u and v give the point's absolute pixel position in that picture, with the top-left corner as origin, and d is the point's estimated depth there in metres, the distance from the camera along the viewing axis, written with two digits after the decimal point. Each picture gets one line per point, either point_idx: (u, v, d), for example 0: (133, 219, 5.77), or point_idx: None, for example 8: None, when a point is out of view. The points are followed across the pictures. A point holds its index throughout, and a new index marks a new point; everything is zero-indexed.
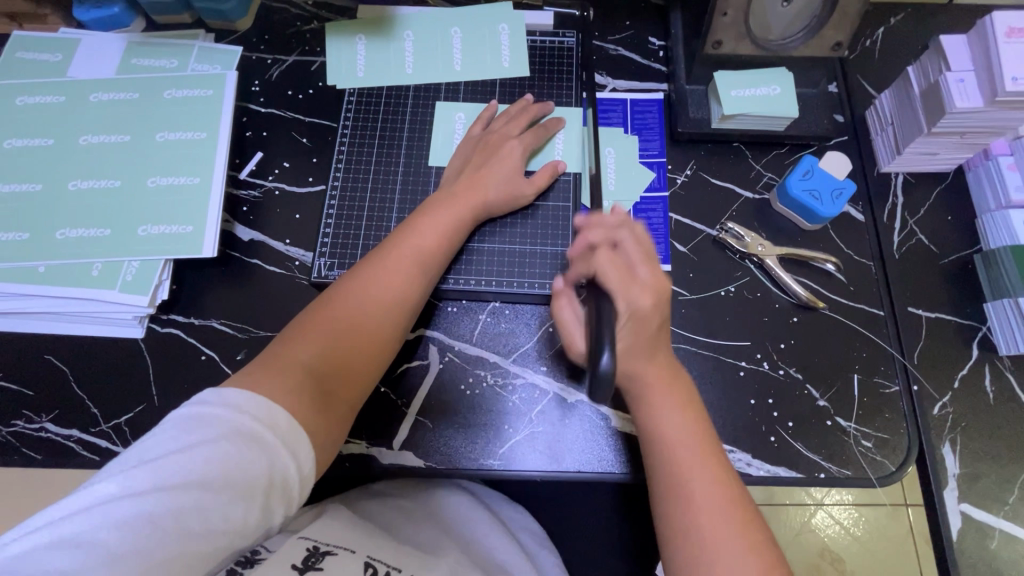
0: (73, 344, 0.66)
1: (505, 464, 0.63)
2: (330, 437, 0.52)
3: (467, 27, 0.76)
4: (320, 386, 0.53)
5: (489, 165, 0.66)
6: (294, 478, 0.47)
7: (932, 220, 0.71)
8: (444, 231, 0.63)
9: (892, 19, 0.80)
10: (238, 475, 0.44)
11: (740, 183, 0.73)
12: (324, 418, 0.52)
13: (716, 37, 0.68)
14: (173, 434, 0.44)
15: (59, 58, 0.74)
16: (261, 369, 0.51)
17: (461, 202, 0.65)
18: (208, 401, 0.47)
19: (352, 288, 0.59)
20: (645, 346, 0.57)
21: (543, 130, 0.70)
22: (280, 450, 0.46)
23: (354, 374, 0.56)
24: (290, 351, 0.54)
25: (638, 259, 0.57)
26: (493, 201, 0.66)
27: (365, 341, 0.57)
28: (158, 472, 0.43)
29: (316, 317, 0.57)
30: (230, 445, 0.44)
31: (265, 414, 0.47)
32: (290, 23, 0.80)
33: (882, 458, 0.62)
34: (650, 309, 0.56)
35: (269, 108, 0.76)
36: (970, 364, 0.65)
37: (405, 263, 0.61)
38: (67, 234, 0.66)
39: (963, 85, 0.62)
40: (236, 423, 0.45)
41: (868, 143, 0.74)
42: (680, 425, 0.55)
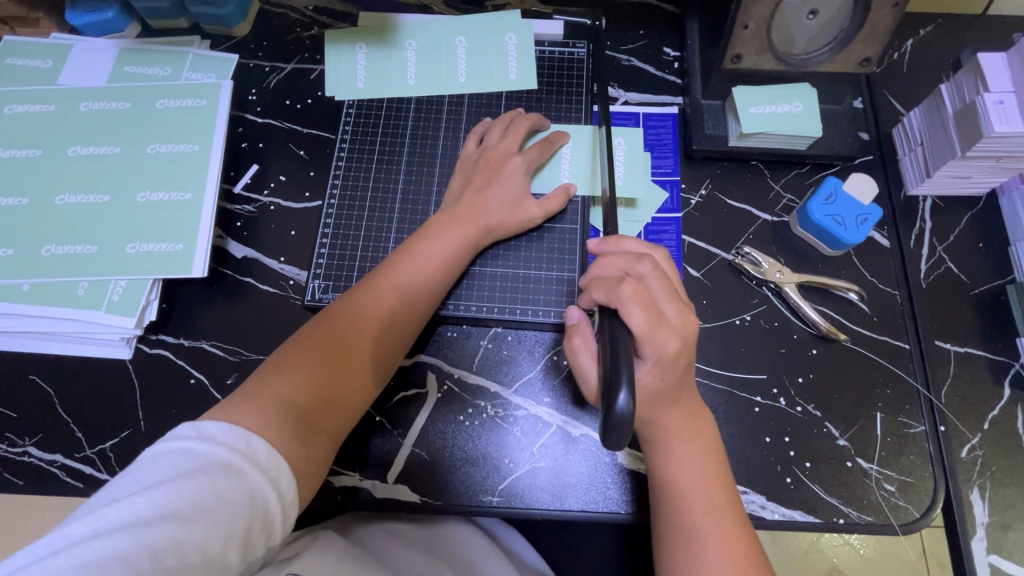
0: (58, 365, 0.64)
1: (505, 500, 0.59)
2: (313, 469, 0.51)
3: (472, 36, 0.73)
4: (303, 417, 0.51)
5: (491, 188, 0.64)
6: (276, 509, 0.45)
7: (963, 247, 0.67)
8: (442, 254, 0.61)
9: (922, 30, 0.76)
10: (218, 507, 0.41)
11: (757, 204, 0.69)
12: (305, 451, 0.50)
13: (735, 51, 0.64)
14: (146, 470, 0.42)
15: (49, 65, 0.71)
16: (244, 398, 0.50)
17: (463, 225, 0.62)
18: (183, 433, 0.45)
19: (341, 314, 0.57)
20: (670, 393, 0.52)
21: (547, 144, 0.67)
22: (261, 479, 0.45)
23: (340, 404, 0.54)
24: (275, 379, 0.52)
25: (666, 294, 0.51)
26: (494, 224, 0.63)
27: (353, 369, 0.55)
28: (131, 508, 0.40)
29: (304, 342, 0.55)
30: (208, 475, 0.42)
31: (245, 445, 0.45)
32: (289, 29, 0.77)
33: (906, 503, 0.58)
34: (678, 353, 0.50)
35: (266, 118, 0.73)
36: (1001, 403, 0.61)
37: (399, 287, 0.58)
38: (53, 250, 0.63)
39: (1002, 106, 0.58)
40: (215, 455, 0.44)
41: (895, 163, 0.70)
42: (697, 474, 0.52)
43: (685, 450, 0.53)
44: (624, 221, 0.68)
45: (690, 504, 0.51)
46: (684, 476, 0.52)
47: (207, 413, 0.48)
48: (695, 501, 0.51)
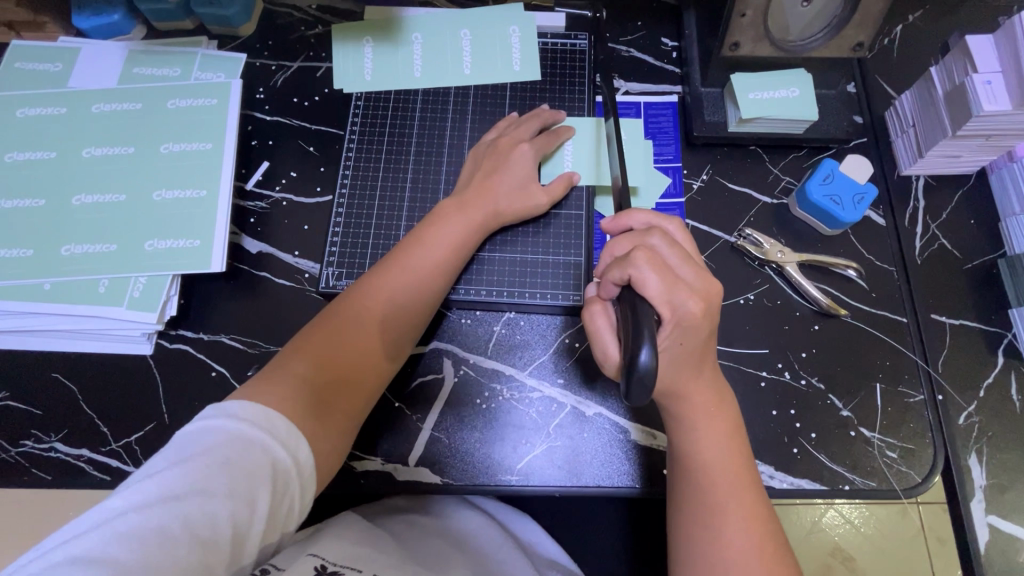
0: (81, 362, 0.65)
1: (524, 479, 0.61)
2: (331, 449, 0.52)
3: (476, 28, 0.75)
4: (319, 395, 0.52)
5: (500, 174, 0.65)
6: (296, 482, 0.47)
7: (955, 224, 0.69)
8: (451, 241, 0.62)
9: (910, 16, 0.78)
10: (241, 480, 0.43)
11: (757, 187, 0.71)
12: (325, 433, 0.51)
13: (733, 39, 0.66)
14: (174, 447, 0.44)
15: (59, 68, 0.72)
16: (264, 380, 0.51)
17: (470, 211, 0.64)
18: (207, 413, 0.46)
19: (352, 299, 0.58)
20: (691, 360, 0.53)
21: (554, 137, 0.69)
22: (282, 454, 0.46)
23: (354, 384, 0.56)
24: (290, 360, 0.54)
25: (680, 259, 0.52)
26: (502, 209, 0.65)
27: (365, 351, 0.56)
28: (161, 483, 0.41)
29: (320, 327, 0.56)
30: (233, 452, 0.44)
31: (264, 420, 0.47)
32: (294, 28, 0.78)
33: (907, 469, 0.61)
34: (702, 316, 0.51)
35: (275, 115, 0.75)
36: (995, 371, 0.64)
37: (407, 271, 0.60)
38: (72, 250, 0.65)
39: (990, 86, 0.61)
40: (236, 432, 0.45)
41: (888, 145, 0.72)
42: (714, 438, 0.54)
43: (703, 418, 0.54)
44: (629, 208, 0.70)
45: (713, 477, 0.52)
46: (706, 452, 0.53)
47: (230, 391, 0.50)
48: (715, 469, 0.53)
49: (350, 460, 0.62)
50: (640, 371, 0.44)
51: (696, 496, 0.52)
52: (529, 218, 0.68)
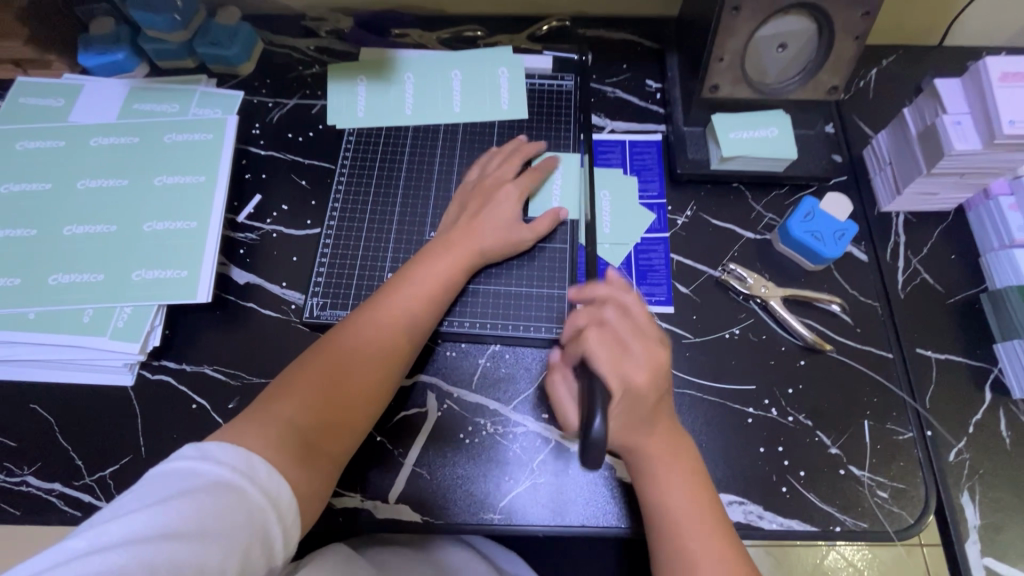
0: (60, 392, 0.64)
1: (506, 517, 0.60)
2: (316, 489, 0.51)
3: (466, 70, 0.78)
4: (303, 438, 0.52)
5: (485, 212, 0.67)
6: (275, 529, 0.45)
7: (936, 260, 0.70)
8: (438, 280, 0.63)
9: (884, 61, 0.82)
10: (213, 525, 0.41)
11: (740, 224, 0.72)
12: (309, 474, 0.51)
13: (712, 81, 0.68)
14: (150, 488, 0.43)
15: (61, 103, 0.75)
16: (247, 423, 0.51)
17: (458, 251, 0.64)
18: (187, 453, 0.45)
19: (339, 340, 0.58)
20: (643, 422, 0.55)
21: (538, 171, 0.70)
22: (259, 499, 0.45)
23: (341, 426, 0.55)
24: (275, 403, 0.53)
25: (632, 334, 0.57)
26: (489, 247, 0.66)
27: (353, 393, 0.56)
28: (128, 524, 0.40)
29: (306, 368, 0.56)
30: (208, 495, 0.43)
31: (244, 464, 0.46)
32: (292, 67, 0.82)
33: (899, 509, 0.59)
34: (649, 386, 0.55)
35: (269, 150, 0.77)
36: (983, 408, 0.64)
37: (396, 312, 0.60)
38: (60, 279, 0.65)
39: (960, 127, 0.62)
40: (214, 476, 0.44)
41: (868, 184, 0.74)
42: (681, 493, 0.54)
43: (673, 476, 0.54)
44: (613, 243, 0.71)
45: (685, 532, 0.52)
46: (681, 517, 0.52)
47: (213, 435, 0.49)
48: (692, 531, 0.52)
49: (329, 497, 0.61)
50: (593, 437, 0.46)
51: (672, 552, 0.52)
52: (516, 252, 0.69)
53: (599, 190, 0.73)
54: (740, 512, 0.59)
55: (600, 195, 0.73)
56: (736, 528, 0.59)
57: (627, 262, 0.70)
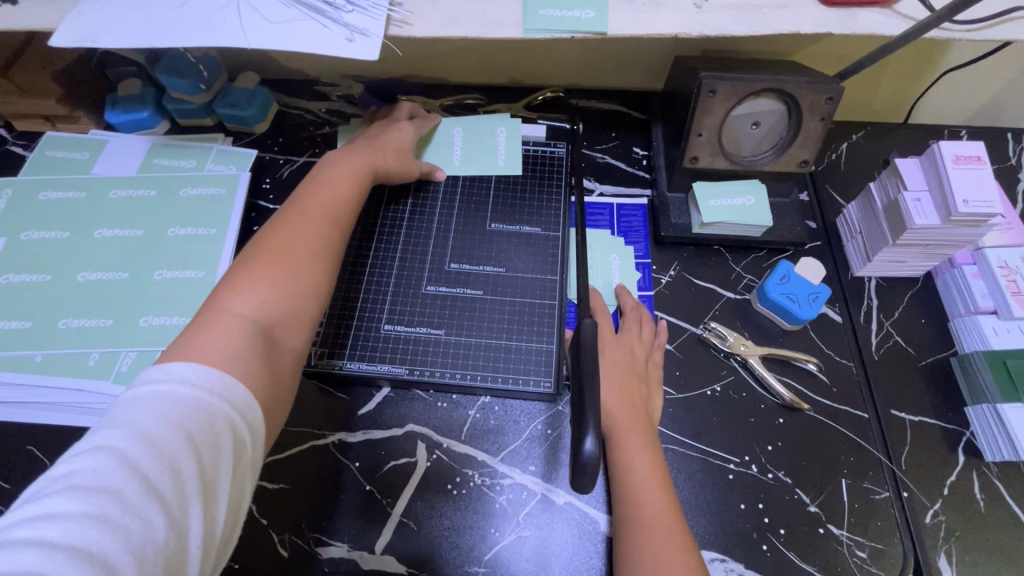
0: (55, 435, 0.65)
1: (490, 571, 0.60)
2: (278, 394, 0.51)
3: (467, 128, 0.84)
4: (263, 335, 0.51)
5: (388, 133, 0.75)
6: (255, 443, 0.46)
7: (907, 323, 0.74)
8: (367, 164, 0.69)
9: (853, 136, 0.89)
10: (202, 445, 0.41)
11: (721, 284, 0.76)
12: (271, 361, 0.50)
13: (692, 153, 0.74)
14: (127, 415, 0.41)
15: (85, 156, 0.80)
16: (191, 339, 0.48)
17: (371, 147, 0.71)
18: (158, 376, 0.44)
19: (276, 244, 0.57)
20: (626, 389, 0.64)
21: (426, 119, 0.81)
22: (239, 417, 0.45)
23: (302, 299, 0.55)
24: (220, 313, 0.50)
25: (645, 324, 0.70)
26: (403, 160, 0.75)
27: (304, 283, 0.56)
28: (118, 453, 0.39)
29: (250, 275, 0.54)
30: (189, 417, 0.42)
31: (223, 377, 0.45)
32: (304, 127, 0.88)
33: (878, 570, 0.60)
34: (642, 364, 0.67)
35: (278, 204, 0.81)
36: (958, 469, 0.66)
37: (325, 193, 0.64)
38: (69, 323, 0.68)
39: (919, 204, 0.67)
40: (192, 396, 0.43)
41: (840, 249, 0.79)
42: (638, 457, 0.59)
43: (634, 441, 0.60)
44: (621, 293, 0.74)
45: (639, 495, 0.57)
46: (637, 476, 0.58)
47: (160, 357, 0.46)
48: (643, 492, 0.57)
49: (316, 546, 0.62)
50: (585, 458, 0.46)
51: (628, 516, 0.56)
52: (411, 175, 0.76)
53: (607, 255, 0.77)
54: (722, 570, 0.60)
55: (608, 259, 0.76)
56: None
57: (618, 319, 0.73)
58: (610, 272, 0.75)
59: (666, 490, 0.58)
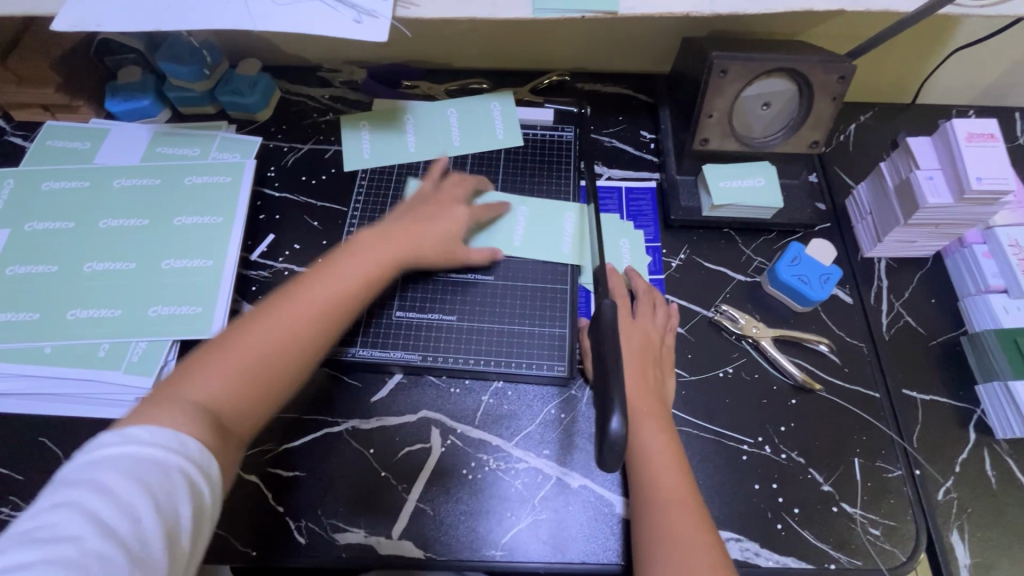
0: (69, 426, 0.65)
1: (508, 554, 0.61)
2: (229, 468, 0.48)
3: (461, 108, 0.84)
4: (220, 417, 0.48)
5: (434, 220, 0.69)
6: (214, 500, 0.44)
7: (917, 303, 0.74)
8: (379, 286, 0.62)
9: (861, 117, 0.89)
10: (160, 499, 0.40)
11: (732, 267, 0.76)
12: (226, 442, 0.47)
13: (702, 135, 0.73)
14: (76, 478, 0.40)
15: (87, 146, 0.79)
16: (162, 396, 0.47)
17: (399, 248, 0.65)
18: (107, 440, 0.42)
19: (266, 309, 0.55)
20: (640, 370, 0.64)
21: (491, 210, 0.74)
22: (199, 470, 0.44)
23: (266, 394, 0.51)
24: (197, 373, 0.50)
25: (655, 304, 0.70)
26: (433, 254, 0.68)
27: (274, 366, 0.52)
28: (72, 515, 0.38)
29: (235, 337, 0.52)
30: (144, 471, 0.41)
31: (176, 446, 0.43)
32: (307, 114, 0.87)
33: (891, 547, 0.61)
34: (655, 345, 0.67)
35: (284, 192, 0.80)
36: (969, 447, 0.66)
37: (336, 281, 0.59)
38: (77, 314, 0.67)
39: (932, 181, 0.66)
40: (145, 453, 0.42)
41: (850, 230, 0.79)
42: (654, 439, 0.59)
43: (650, 423, 0.60)
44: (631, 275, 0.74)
45: (655, 475, 0.57)
46: (653, 456, 0.58)
47: (137, 407, 0.46)
48: (659, 469, 0.57)
49: (333, 532, 0.62)
50: (614, 438, 0.48)
51: (645, 496, 0.56)
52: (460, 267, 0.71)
53: (616, 240, 0.76)
54: (737, 550, 0.61)
55: (618, 244, 0.76)
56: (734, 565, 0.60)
57: None
58: (620, 258, 0.75)
59: (681, 468, 0.58)
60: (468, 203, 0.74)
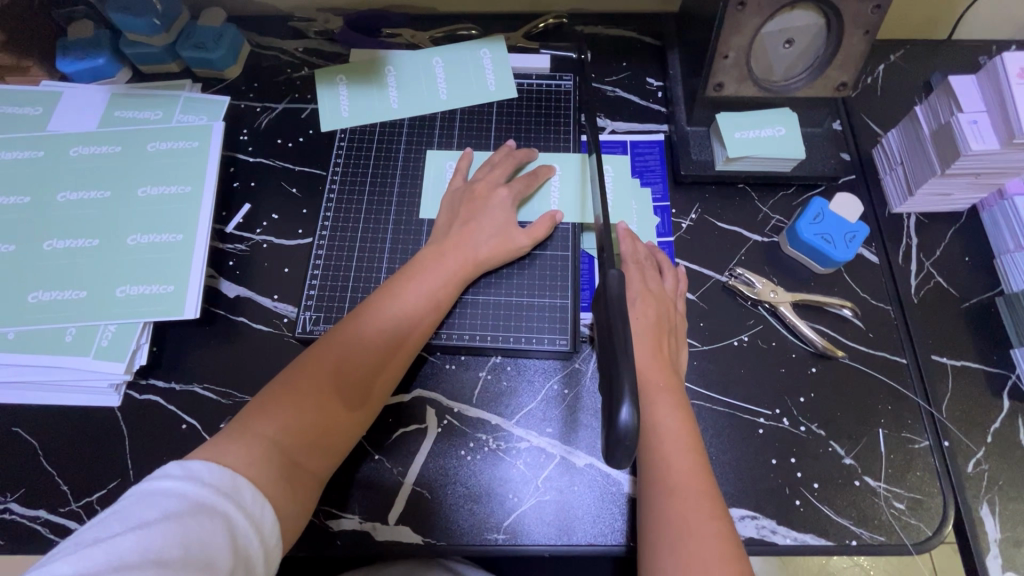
0: (43, 414, 0.62)
1: (510, 537, 0.58)
2: (296, 510, 0.49)
3: (448, 58, 0.76)
4: (290, 457, 0.50)
5: (478, 221, 0.64)
6: (257, 555, 0.43)
7: (949, 262, 0.68)
8: (426, 296, 0.59)
9: (892, 56, 0.80)
10: (195, 553, 0.39)
11: (747, 226, 0.70)
12: (290, 489, 0.48)
13: (717, 79, 0.66)
14: (134, 509, 0.40)
15: (39, 111, 0.72)
16: (226, 442, 0.48)
17: (451, 263, 0.61)
18: (174, 472, 0.43)
19: (321, 351, 0.55)
20: (650, 343, 0.59)
21: (533, 177, 0.67)
22: (245, 523, 0.43)
23: (328, 439, 0.53)
24: (258, 417, 0.50)
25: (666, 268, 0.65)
26: (483, 257, 0.63)
27: (335, 410, 0.53)
28: (114, 550, 0.38)
29: (292, 379, 0.53)
30: (193, 519, 0.41)
31: (230, 487, 0.44)
32: (280, 70, 0.79)
33: (917, 521, 0.57)
34: (669, 314, 0.62)
35: (258, 157, 0.74)
36: (1002, 415, 0.62)
37: (390, 316, 0.58)
38: (40, 296, 0.62)
39: (976, 126, 0.60)
40: (201, 497, 0.42)
41: (877, 183, 0.72)
42: (668, 419, 0.55)
43: (662, 403, 0.56)
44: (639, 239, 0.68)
45: (667, 456, 0.53)
46: (665, 437, 0.54)
47: (199, 451, 0.47)
48: (670, 449, 0.53)
49: (326, 519, 0.58)
50: (621, 430, 0.42)
51: (655, 477, 0.52)
52: (509, 260, 0.66)
53: (623, 200, 0.70)
54: (753, 528, 0.57)
55: (624, 204, 0.70)
56: (749, 544, 0.57)
57: None
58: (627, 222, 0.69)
59: (694, 448, 0.54)
60: (511, 180, 0.68)
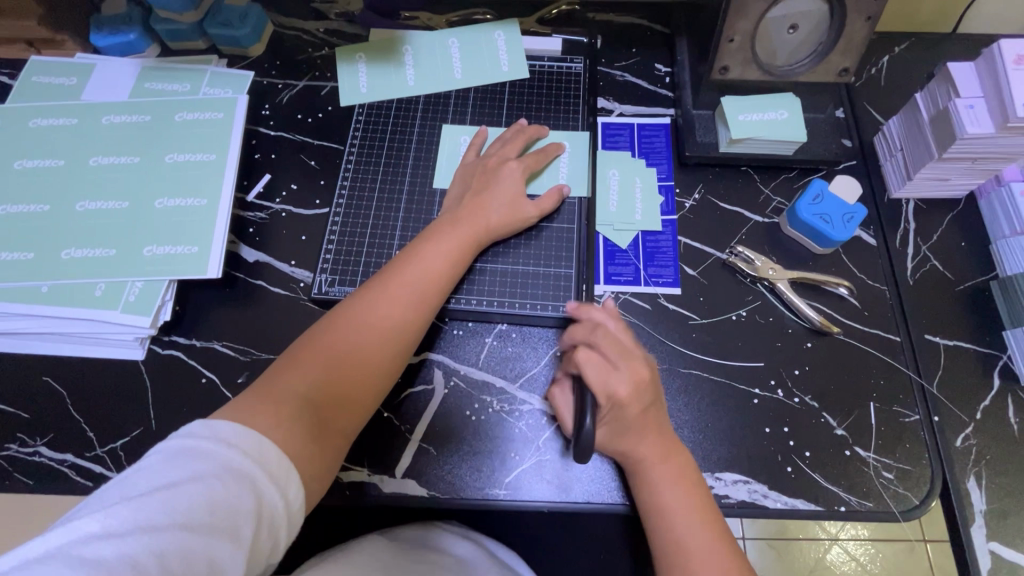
0: (72, 366, 0.65)
1: (511, 493, 0.60)
2: (323, 464, 0.51)
3: (463, 39, 0.79)
4: (316, 414, 0.52)
5: (490, 192, 0.66)
6: (281, 517, 0.45)
7: (945, 246, 0.70)
8: (440, 262, 0.62)
9: (896, 47, 0.82)
10: (221, 518, 0.41)
11: (749, 207, 0.72)
12: (317, 442, 0.51)
13: (722, 63, 0.68)
14: (161, 468, 0.42)
15: (73, 82, 0.76)
16: (256, 397, 0.51)
17: (464, 230, 0.64)
18: (199, 432, 0.45)
19: (343, 316, 0.58)
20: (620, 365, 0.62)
21: (542, 154, 0.70)
22: (269, 487, 0.45)
23: (352, 396, 0.55)
24: (285, 375, 0.53)
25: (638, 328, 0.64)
26: (494, 225, 0.65)
27: (358, 369, 0.56)
28: (140, 510, 0.39)
29: (316, 342, 0.56)
30: (220, 482, 0.42)
31: (257, 451, 0.45)
32: (301, 49, 0.82)
33: (905, 491, 0.59)
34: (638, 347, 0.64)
35: (279, 130, 0.77)
36: (992, 393, 0.63)
37: (406, 283, 0.60)
38: (72, 254, 0.66)
39: (973, 110, 0.61)
40: (228, 460, 0.44)
41: (877, 169, 0.74)
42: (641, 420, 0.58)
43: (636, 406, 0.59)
44: (643, 215, 0.71)
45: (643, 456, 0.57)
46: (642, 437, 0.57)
47: (225, 411, 0.49)
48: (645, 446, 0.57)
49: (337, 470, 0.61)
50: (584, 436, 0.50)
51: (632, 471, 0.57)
52: (517, 230, 0.68)
53: (628, 178, 0.72)
54: (745, 492, 0.59)
55: (629, 183, 0.72)
56: (739, 507, 0.59)
57: (635, 243, 0.70)
58: (632, 201, 0.71)
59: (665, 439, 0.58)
60: (522, 157, 0.70)
